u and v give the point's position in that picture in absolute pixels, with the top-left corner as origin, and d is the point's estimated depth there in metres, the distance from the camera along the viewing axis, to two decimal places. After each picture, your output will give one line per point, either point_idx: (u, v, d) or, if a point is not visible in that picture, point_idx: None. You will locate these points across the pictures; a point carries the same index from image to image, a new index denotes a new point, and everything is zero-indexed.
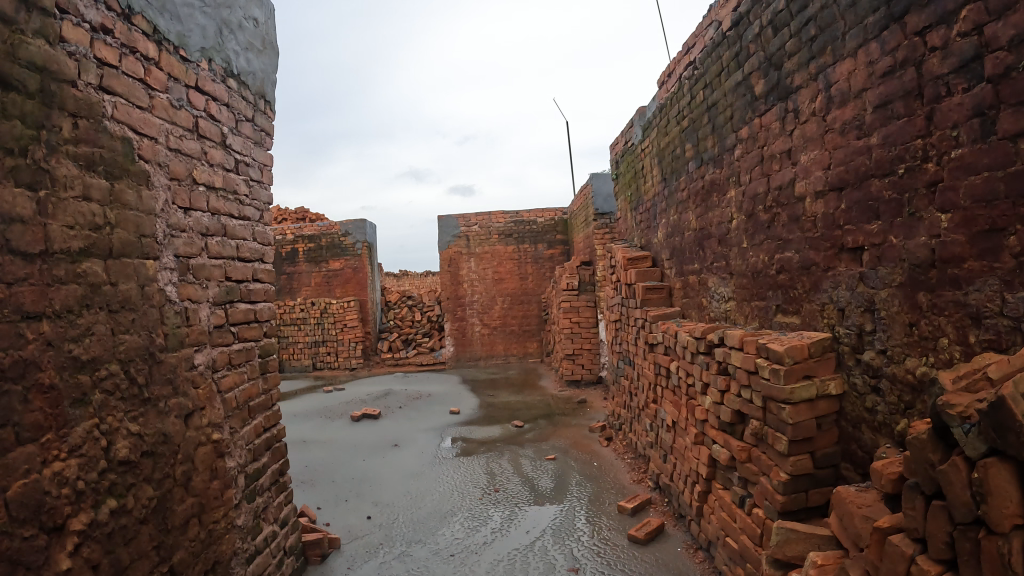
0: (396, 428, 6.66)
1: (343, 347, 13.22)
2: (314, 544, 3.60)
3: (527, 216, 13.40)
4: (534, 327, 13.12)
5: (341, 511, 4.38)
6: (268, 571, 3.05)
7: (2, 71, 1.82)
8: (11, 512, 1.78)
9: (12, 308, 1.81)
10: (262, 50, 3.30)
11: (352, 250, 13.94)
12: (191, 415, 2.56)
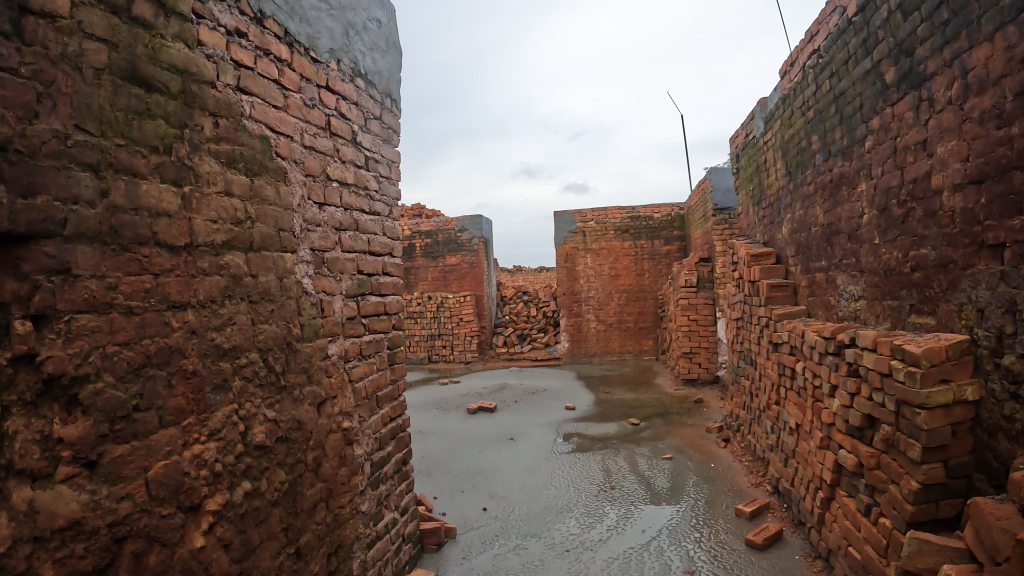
0: (513, 423, 6.73)
1: (456, 339, 13.50)
2: (430, 533, 3.67)
3: (644, 212, 13.21)
4: (650, 325, 12.90)
5: (458, 502, 4.45)
6: (388, 556, 3.13)
7: (145, 74, 1.94)
8: (151, 491, 1.90)
9: (158, 298, 1.92)
10: (386, 50, 3.35)
11: (468, 246, 14.05)
12: (322, 403, 2.65)
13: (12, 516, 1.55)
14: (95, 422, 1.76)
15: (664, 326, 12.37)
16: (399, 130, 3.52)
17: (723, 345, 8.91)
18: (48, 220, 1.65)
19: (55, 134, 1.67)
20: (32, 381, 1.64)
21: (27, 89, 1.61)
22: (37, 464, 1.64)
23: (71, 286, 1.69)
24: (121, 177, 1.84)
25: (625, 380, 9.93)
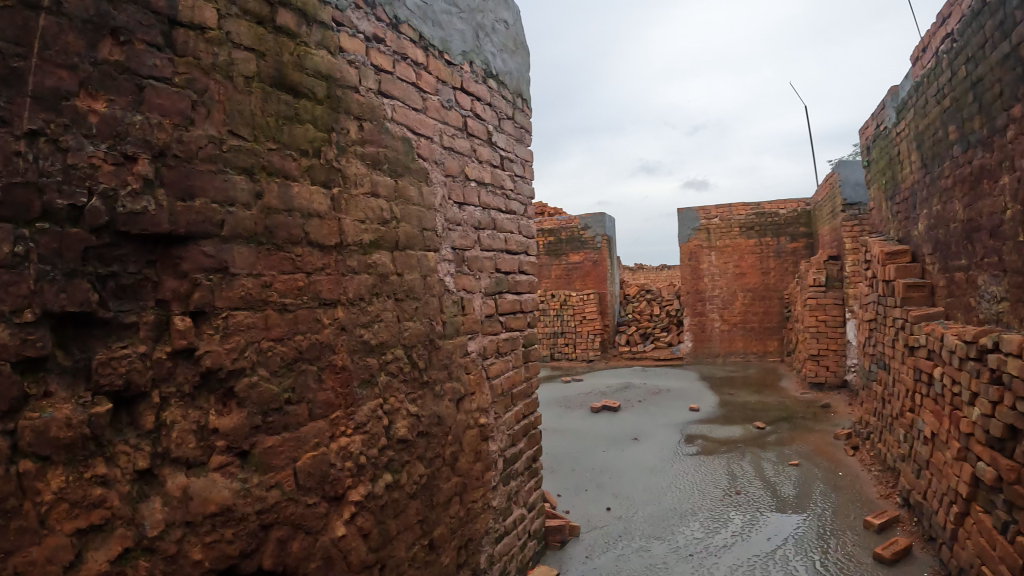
0: (636, 422, 6.68)
1: (580, 339, 13.62)
2: (554, 530, 3.68)
3: (770, 208, 12.79)
4: (776, 326, 12.45)
5: (582, 500, 4.46)
6: (514, 552, 3.15)
7: (291, 81, 2.05)
8: (298, 480, 2.00)
9: (310, 296, 2.03)
10: (515, 50, 3.35)
11: (592, 243, 14.02)
12: (461, 399, 2.70)
13: (165, 501, 1.72)
14: (248, 413, 1.89)
15: (790, 326, 11.92)
16: (531, 129, 3.52)
17: (852, 347, 8.56)
18: (207, 222, 1.80)
19: (210, 139, 1.82)
20: (191, 374, 1.79)
21: (181, 98, 1.78)
22: (193, 452, 1.79)
23: (228, 284, 1.83)
24: (273, 180, 1.96)
25: (749, 382, 9.66)
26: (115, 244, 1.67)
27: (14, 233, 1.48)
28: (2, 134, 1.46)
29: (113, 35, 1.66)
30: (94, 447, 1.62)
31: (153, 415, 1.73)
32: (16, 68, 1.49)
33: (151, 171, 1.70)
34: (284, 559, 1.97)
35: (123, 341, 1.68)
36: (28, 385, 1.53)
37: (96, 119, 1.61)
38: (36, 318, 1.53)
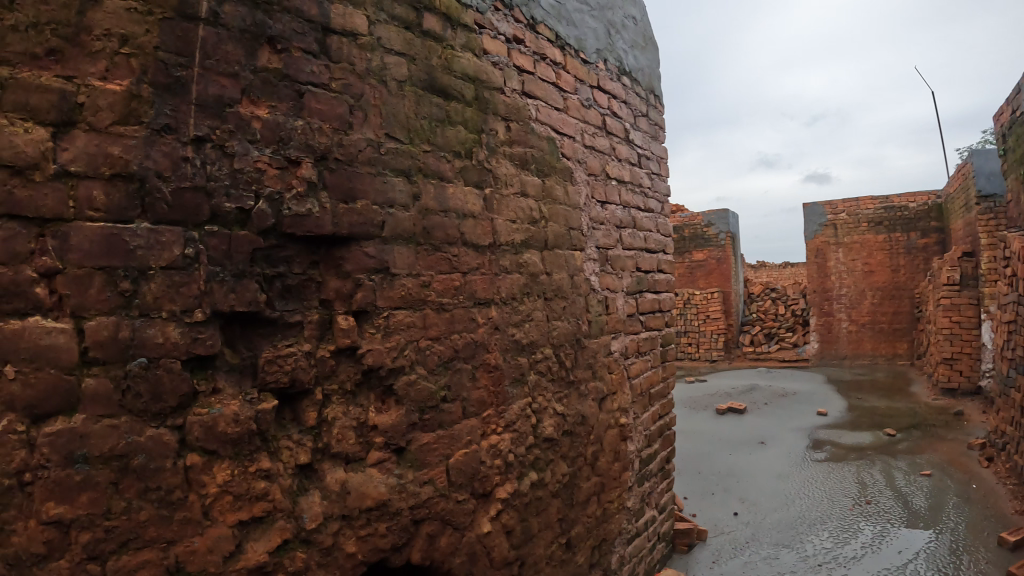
0: (760, 425, 6.55)
1: (704, 339, 13.54)
2: (682, 533, 3.64)
3: (899, 202, 12.20)
4: (906, 327, 11.78)
5: (708, 504, 4.40)
6: (644, 554, 3.12)
7: (441, 84, 2.13)
8: (450, 477, 2.08)
9: (466, 296, 2.12)
10: (644, 46, 3.29)
11: (714, 241, 13.83)
12: (603, 398, 2.71)
13: (323, 496, 1.83)
14: (406, 410, 1.99)
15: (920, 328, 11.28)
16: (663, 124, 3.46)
17: (986, 350, 8.12)
18: (368, 223, 1.91)
19: (368, 143, 1.92)
20: (352, 372, 1.90)
21: (339, 102, 1.89)
22: (351, 448, 1.89)
23: (389, 284, 1.94)
24: (429, 181, 2.06)
25: (877, 386, 9.27)
26: (281, 245, 1.79)
27: (185, 235, 1.63)
28: (170, 142, 1.61)
29: (270, 43, 1.78)
30: (259, 442, 1.74)
31: (315, 411, 1.85)
32: (179, 77, 1.63)
33: (314, 174, 1.82)
34: (433, 554, 2.04)
35: (288, 340, 1.81)
36: (198, 383, 1.66)
37: (260, 125, 1.75)
38: (206, 317, 1.66)
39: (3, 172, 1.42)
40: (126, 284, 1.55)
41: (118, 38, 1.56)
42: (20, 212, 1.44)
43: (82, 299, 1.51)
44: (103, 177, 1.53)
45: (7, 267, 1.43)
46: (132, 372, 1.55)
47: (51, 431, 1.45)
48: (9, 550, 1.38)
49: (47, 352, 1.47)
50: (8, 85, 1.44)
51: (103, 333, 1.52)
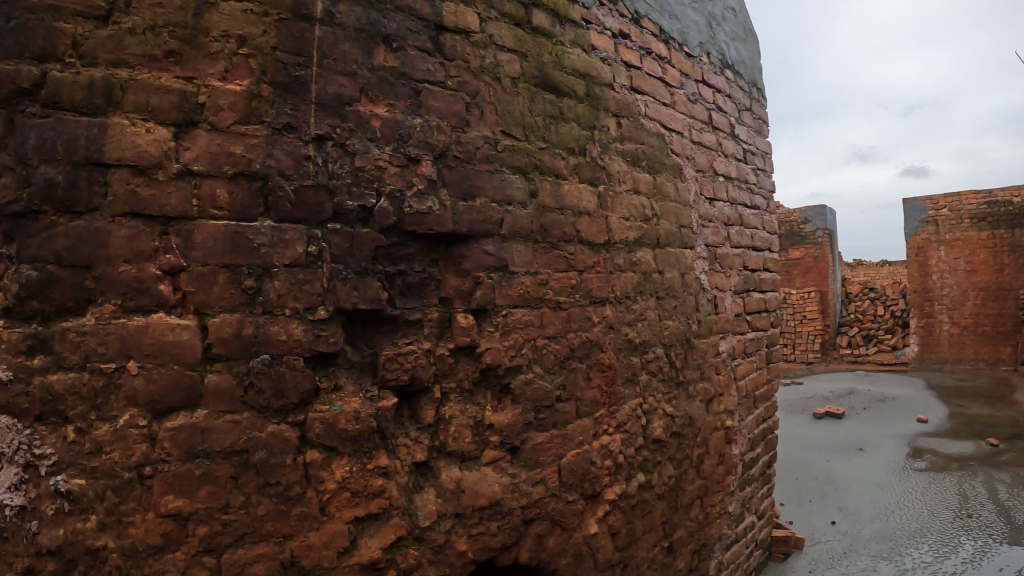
0: (862, 434, 6.35)
1: (803, 339, 13.51)
2: (779, 540, 3.54)
3: (1004, 197, 11.59)
4: (1010, 331, 11.11)
5: (805, 512, 4.33)
6: (741, 560, 3.09)
7: (553, 80, 2.21)
8: (561, 477, 2.16)
9: (582, 294, 2.18)
10: (744, 37, 3.22)
11: (811, 238, 13.60)
12: (710, 400, 2.69)
13: (438, 494, 1.92)
14: (522, 409, 2.07)
15: None
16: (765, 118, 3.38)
17: None
18: (487, 221, 1.98)
19: (485, 140, 2.01)
20: (470, 370, 1.98)
21: (456, 100, 1.98)
22: (468, 447, 1.98)
23: (508, 282, 2.02)
24: (545, 178, 2.12)
25: (982, 393, 8.86)
26: (402, 243, 1.87)
27: (308, 233, 1.73)
28: (291, 140, 1.73)
29: (385, 42, 1.89)
30: (378, 440, 1.84)
31: (433, 409, 1.93)
32: (297, 77, 1.76)
33: (433, 172, 1.90)
34: (541, 554, 2.14)
35: (408, 337, 1.89)
36: (319, 379, 1.77)
37: (379, 123, 1.84)
38: (328, 315, 1.76)
39: (127, 171, 1.60)
40: (249, 282, 1.67)
41: (235, 39, 1.70)
42: (144, 211, 1.61)
43: (206, 297, 1.64)
44: (225, 175, 1.67)
45: (134, 264, 1.61)
46: (254, 369, 1.68)
47: (172, 426, 1.61)
48: (126, 541, 1.57)
49: (171, 348, 1.62)
50: (129, 86, 1.61)
51: (227, 329, 1.65)
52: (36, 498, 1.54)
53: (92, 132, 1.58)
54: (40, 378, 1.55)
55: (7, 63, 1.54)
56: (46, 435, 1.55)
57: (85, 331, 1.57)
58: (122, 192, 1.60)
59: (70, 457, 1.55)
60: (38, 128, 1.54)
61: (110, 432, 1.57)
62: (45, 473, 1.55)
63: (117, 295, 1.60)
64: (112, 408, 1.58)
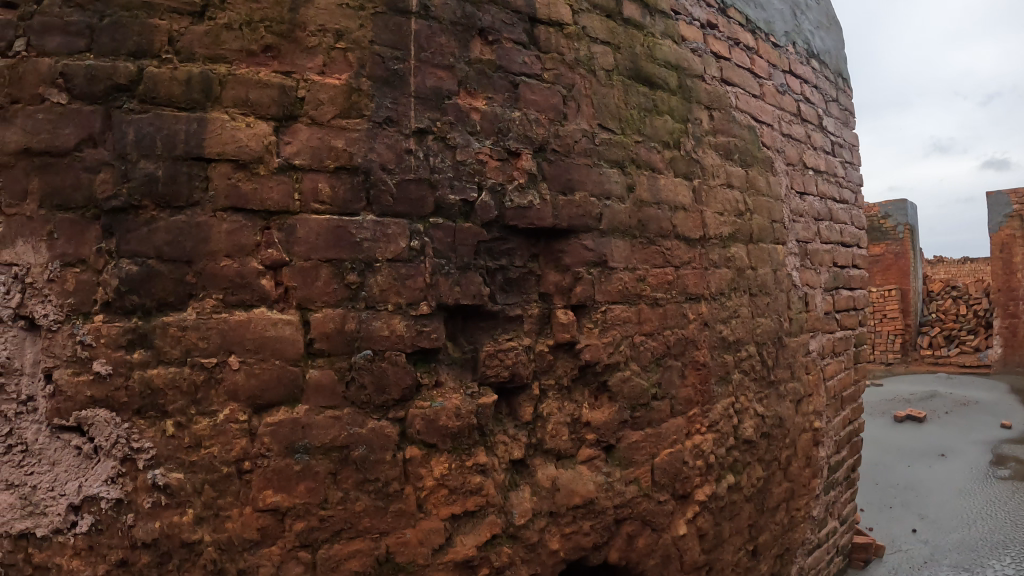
0: (949, 442, 6.07)
1: (883, 339, 12.75)
2: (859, 547, 3.44)
3: None
4: None
5: (885, 519, 4.26)
6: (822, 567, 3.05)
7: (646, 72, 2.21)
8: (654, 477, 2.16)
9: (678, 290, 2.16)
10: (828, 25, 3.18)
11: (891, 233, 12.45)
12: (799, 400, 2.67)
13: (534, 492, 1.93)
14: (618, 407, 2.05)
15: None
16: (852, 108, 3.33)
17: None
18: (586, 215, 1.96)
19: (583, 133, 2.00)
20: (569, 367, 1.98)
21: (553, 94, 1.98)
22: (564, 445, 1.98)
23: (607, 277, 1.99)
24: (642, 172, 2.11)
25: None
26: (503, 237, 1.86)
27: (410, 228, 1.72)
28: (392, 134, 1.73)
29: (482, 35, 1.89)
30: (477, 437, 1.84)
31: (531, 406, 1.92)
32: (396, 70, 1.76)
33: (533, 166, 1.89)
34: (630, 554, 2.13)
35: (508, 334, 1.88)
36: (421, 375, 1.76)
37: (478, 117, 1.84)
38: (431, 310, 1.74)
39: (228, 166, 1.61)
40: (352, 276, 1.67)
41: (332, 33, 1.71)
42: (245, 205, 1.62)
43: (308, 291, 1.65)
44: (327, 169, 1.67)
45: (235, 259, 1.61)
46: (356, 364, 1.68)
47: (272, 421, 1.63)
48: (223, 535, 1.59)
49: (273, 343, 1.62)
50: (228, 82, 1.63)
51: (329, 324, 1.66)
52: (132, 492, 1.57)
53: (192, 126, 1.60)
54: (140, 372, 1.57)
55: (105, 61, 1.58)
56: (145, 429, 1.58)
57: (186, 326, 1.59)
58: (223, 186, 1.61)
59: (169, 451, 1.58)
60: (136, 125, 1.57)
61: (210, 427, 1.59)
62: (142, 468, 1.57)
63: (218, 290, 1.61)
64: (212, 403, 1.60)
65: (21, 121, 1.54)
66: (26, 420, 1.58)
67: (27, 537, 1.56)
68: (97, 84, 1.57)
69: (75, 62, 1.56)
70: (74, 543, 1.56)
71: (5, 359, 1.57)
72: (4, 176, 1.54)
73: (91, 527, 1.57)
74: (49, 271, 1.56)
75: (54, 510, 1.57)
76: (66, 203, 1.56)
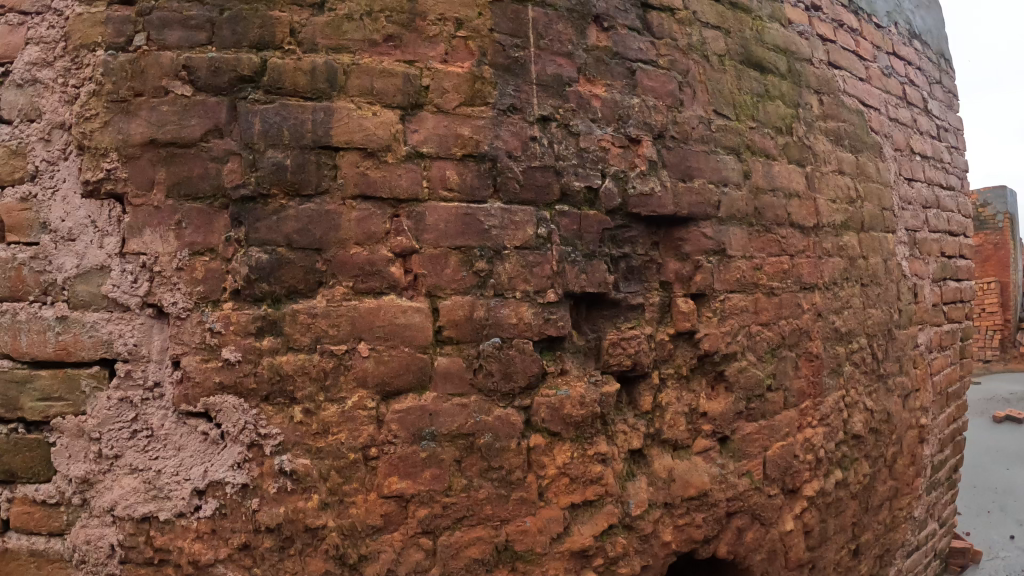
0: None
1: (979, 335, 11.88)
2: (956, 552, 3.41)
3: None
4: None
5: (985, 524, 4.22)
6: (920, 569, 3.02)
7: (757, 56, 2.20)
8: (766, 470, 2.14)
9: (794, 280, 2.20)
10: (928, 5, 3.18)
11: (992, 223, 11.28)
12: (908, 396, 2.71)
13: (650, 482, 1.92)
14: (734, 398, 2.06)
15: None
16: (954, 90, 3.38)
17: None
18: (706, 202, 1.98)
19: (700, 119, 2.00)
20: (688, 357, 2.00)
21: (668, 79, 1.97)
22: (681, 435, 1.98)
23: (726, 266, 2.02)
24: (757, 158, 2.13)
25: None
26: (626, 225, 1.88)
27: (537, 215, 1.74)
28: (516, 121, 1.73)
29: (597, 22, 1.88)
30: (600, 426, 1.84)
31: (651, 396, 1.93)
32: (517, 58, 1.75)
33: (653, 152, 1.90)
34: (738, 548, 2.10)
35: (630, 322, 1.90)
36: (547, 363, 1.77)
37: (598, 104, 1.84)
38: (557, 298, 1.76)
39: (356, 154, 1.62)
40: (480, 264, 1.68)
41: (453, 22, 1.70)
42: (374, 193, 1.62)
43: (438, 279, 1.65)
44: (455, 157, 1.67)
45: (365, 247, 1.62)
46: (484, 351, 1.69)
47: (400, 408, 1.63)
48: (346, 521, 1.61)
49: (403, 331, 1.63)
50: (352, 71, 1.63)
51: (458, 312, 1.67)
52: (258, 477, 1.60)
53: (319, 116, 1.61)
54: (269, 359, 1.59)
55: (228, 53, 1.60)
56: (272, 415, 1.60)
57: (316, 313, 1.60)
58: (352, 174, 1.61)
59: (297, 437, 1.60)
60: (263, 114, 1.59)
61: (338, 414, 1.60)
62: (269, 453, 1.60)
63: (348, 278, 1.61)
64: (341, 390, 1.61)
65: (146, 113, 1.59)
66: (153, 407, 1.61)
67: (150, 520, 1.60)
68: (221, 75, 1.59)
69: (197, 55, 1.59)
70: (197, 526, 1.60)
71: (132, 346, 1.60)
72: (130, 167, 1.59)
73: (214, 511, 1.60)
74: (177, 260, 1.59)
75: (178, 494, 1.60)
76: (194, 192, 1.59)
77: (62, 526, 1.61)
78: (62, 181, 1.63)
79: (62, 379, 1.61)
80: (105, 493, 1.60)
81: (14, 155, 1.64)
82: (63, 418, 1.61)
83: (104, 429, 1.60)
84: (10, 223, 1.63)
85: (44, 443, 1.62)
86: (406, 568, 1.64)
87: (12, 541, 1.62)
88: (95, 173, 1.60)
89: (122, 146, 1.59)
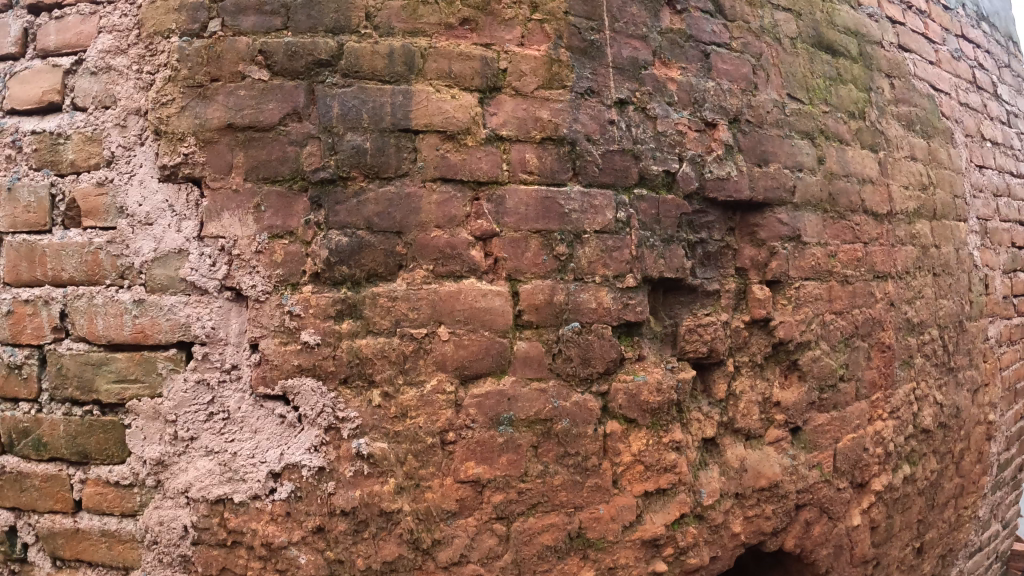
0: None
1: None
2: (1017, 556, 3.37)
3: None
4: None
5: None
6: (981, 572, 2.96)
7: (828, 40, 2.16)
8: (836, 463, 2.10)
9: (867, 269, 2.19)
10: None
11: None
12: (976, 391, 2.66)
13: (722, 471, 1.90)
14: (807, 388, 2.04)
15: None
16: None
17: None
18: (781, 187, 1.98)
19: (774, 104, 1.98)
20: (763, 345, 1.99)
21: (742, 63, 1.94)
22: (754, 424, 1.96)
23: (800, 252, 2.02)
24: (830, 143, 2.12)
25: None
26: (703, 210, 1.88)
27: (616, 200, 1.73)
28: (594, 105, 1.72)
29: (670, 5, 1.85)
30: (675, 413, 1.82)
31: (725, 383, 1.92)
32: (593, 40, 1.73)
33: (729, 137, 1.89)
34: (806, 541, 2.07)
35: (706, 309, 1.89)
36: (625, 349, 1.76)
37: (675, 87, 1.82)
38: (636, 283, 1.75)
39: (436, 137, 1.61)
40: (561, 248, 1.67)
41: (529, 5, 1.68)
42: (454, 176, 1.61)
43: (518, 263, 1.65)
44: (534, 140, 1.66)
45: (445, 230, 1.61)
46: (564, 336, 1.68)
47: (478, 392, 1.62)
48: (421, 505, 1.61)
49: (483, 314, 1.62)
50: (430, 55, 1.61)
51: (539, 296, 1.66)
52: (335, 460, 1.60)
53: (398, 99, 1.59)
54: (349, 343, 1.59)
55: (304, 37, 1.59)
56: (351, 398, 1.59)
57: (397, 296, 1.59)
58: (432, 157, 1.60)
59: (375, 420, 1.59)
60: (341, 98, 1.58)
61: (417, 398, 1.60)
62: (347, 437, 1.59)
63: (428, 261, 1.61)
64: (420, 373, 1.60)
65: (223, 98, 1.59)
66: (230, 389, 1.61)
67: (224, 502, 1.61)
68: (298, 60, 1.58)
69: (273, 39, 1.58)
70: (272, 509, 1.60)
71: (210, 329, 1.61)
72: (208, 151, 1.60)
73: (289, 494, 1.60)
74: (256, 243, 1.59)
75: (253, 476, 1.60)
76: (273, 175, 1.59)
77: (135, 507, 1.62)
78: (138, 166, 1.64)
79: (138, 362, 1.62)
80: (180, 475, 1.61)
81: (90, 141, 1.66)
82: (139, 401, 1.61)
83: (180, 412, 1.61)
84: (86, 208, 1.65)
85: (119, 425, 1.63)
86: (479, 553, 1.64)
87: (83, 521, 1.65)
88: (173, 157, 1.61)
89: (200, 130, 1.60)
